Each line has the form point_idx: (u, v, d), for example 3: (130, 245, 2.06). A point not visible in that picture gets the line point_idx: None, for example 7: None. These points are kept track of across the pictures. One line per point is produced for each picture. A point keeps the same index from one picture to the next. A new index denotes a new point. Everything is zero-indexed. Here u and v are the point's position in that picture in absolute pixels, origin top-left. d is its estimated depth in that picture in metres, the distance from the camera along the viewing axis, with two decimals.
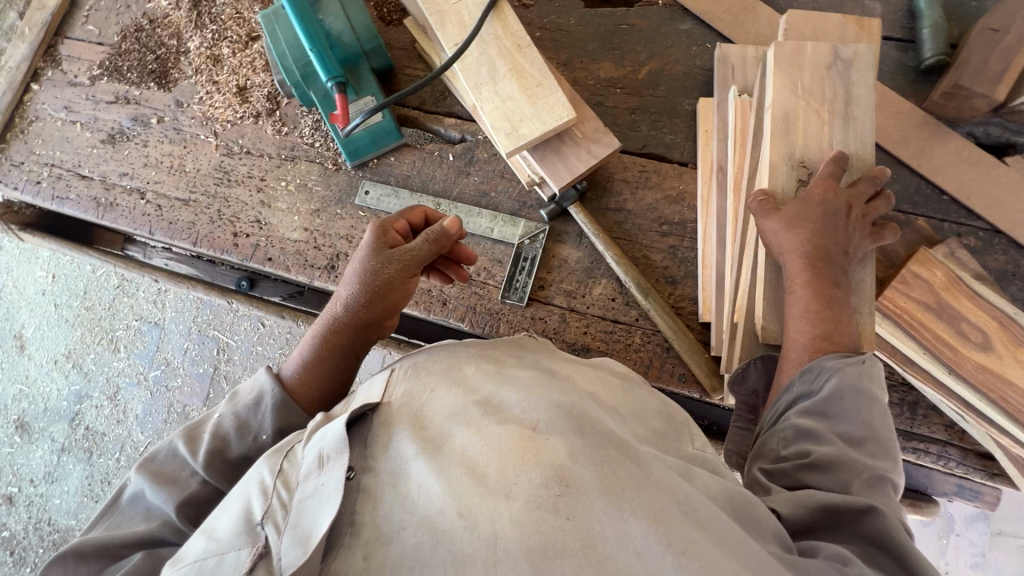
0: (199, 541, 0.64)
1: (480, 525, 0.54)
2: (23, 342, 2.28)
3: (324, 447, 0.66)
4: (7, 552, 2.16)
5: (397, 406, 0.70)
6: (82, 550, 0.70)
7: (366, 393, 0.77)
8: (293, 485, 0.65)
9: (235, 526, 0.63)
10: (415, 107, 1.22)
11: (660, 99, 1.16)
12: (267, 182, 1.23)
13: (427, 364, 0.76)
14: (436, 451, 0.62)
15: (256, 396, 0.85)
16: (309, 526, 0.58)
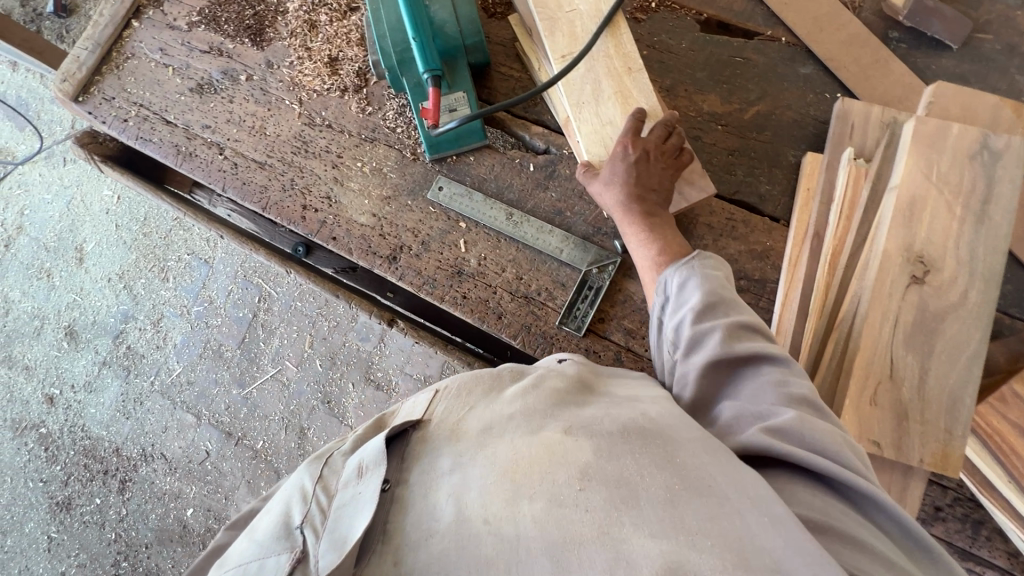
0: (241, 546, 0.64)
1: (504, 528, 0.54)
2: (82, 255, 2.38)
3: (364, 459, 0.67)
4: (41, 448, 2.29)
5: (435, 422, 0.72)
6: None
7: (407, 410, 0.78)
8: (332, 492, 0.66)
9: (274, 530, 0.62)
10: (504, 109, 1.18)
11: (763, 144, 1.09)
12: (344, 159, 1.22)
13: (477, 384, 0.76)
14: (470, 467, 0.63)
15: None
16: (346, 530, 0.58)
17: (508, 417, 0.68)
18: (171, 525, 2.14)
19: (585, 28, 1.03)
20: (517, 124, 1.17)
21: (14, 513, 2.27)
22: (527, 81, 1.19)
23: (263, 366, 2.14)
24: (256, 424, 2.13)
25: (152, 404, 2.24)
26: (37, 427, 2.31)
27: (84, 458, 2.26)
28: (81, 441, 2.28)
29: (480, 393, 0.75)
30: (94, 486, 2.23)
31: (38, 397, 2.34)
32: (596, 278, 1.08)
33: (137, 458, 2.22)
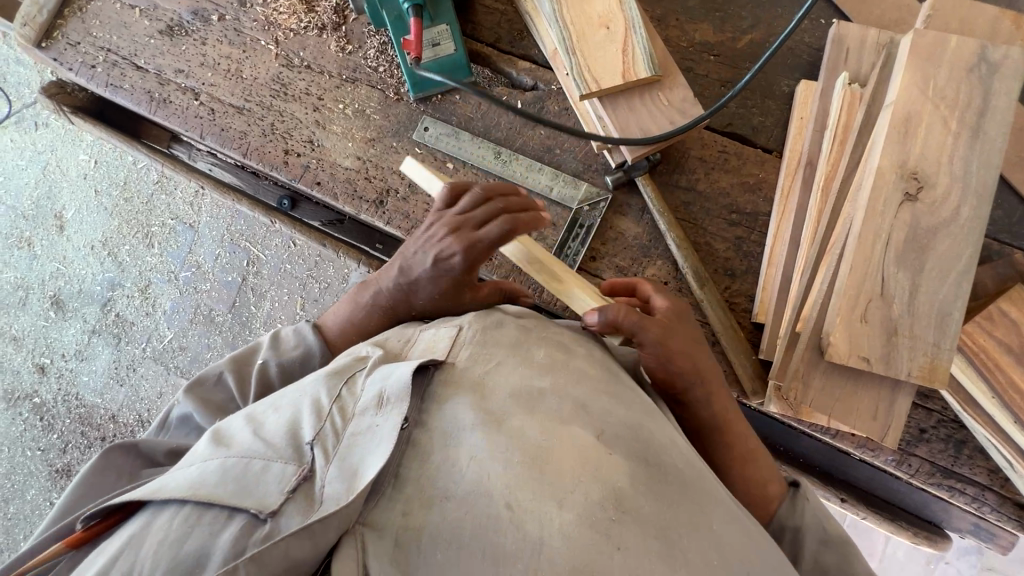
0: (244, 432, 0.63)
1: (528, 525, 0.54)
2: (62, 222, 2.32)
3: (387, 388, 0.63)
4: (37, 417, 2.29)
5: (461, 371, 0.70)
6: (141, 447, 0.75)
7: (428, 343, 0.76)
8: (349, 414, 0.63)
9: (284, 433, 0.62)
10: (490, 45, 1.14)
11: (756, 74, 1.06)
12: (325, 102, 1.18)
13: (498, 336, 0.76)
14: (495, 430, 0.62)
15: (303, 353, 0.89)
16: (357, 463, 0.57)
17: (538, 392, 0.67)
18: None
19: None
20: (503, 60, 1.12)
21: (14, 481, 2.28)
22: (513, 14, 1.14)
23: (255, 330, 2.13)
24: None
25: (145, 370, 2.23)
26: (30, 397, 2.30)
27: (80, 426, 2.26)
28: (76, 409, 2.27)
29: (507, 350, 0.74)
30: (93, 452, 2.24)
31: (29, 367, 2.32)
32: (586, 215, 1.07)
33: (134, 424, 2.22)
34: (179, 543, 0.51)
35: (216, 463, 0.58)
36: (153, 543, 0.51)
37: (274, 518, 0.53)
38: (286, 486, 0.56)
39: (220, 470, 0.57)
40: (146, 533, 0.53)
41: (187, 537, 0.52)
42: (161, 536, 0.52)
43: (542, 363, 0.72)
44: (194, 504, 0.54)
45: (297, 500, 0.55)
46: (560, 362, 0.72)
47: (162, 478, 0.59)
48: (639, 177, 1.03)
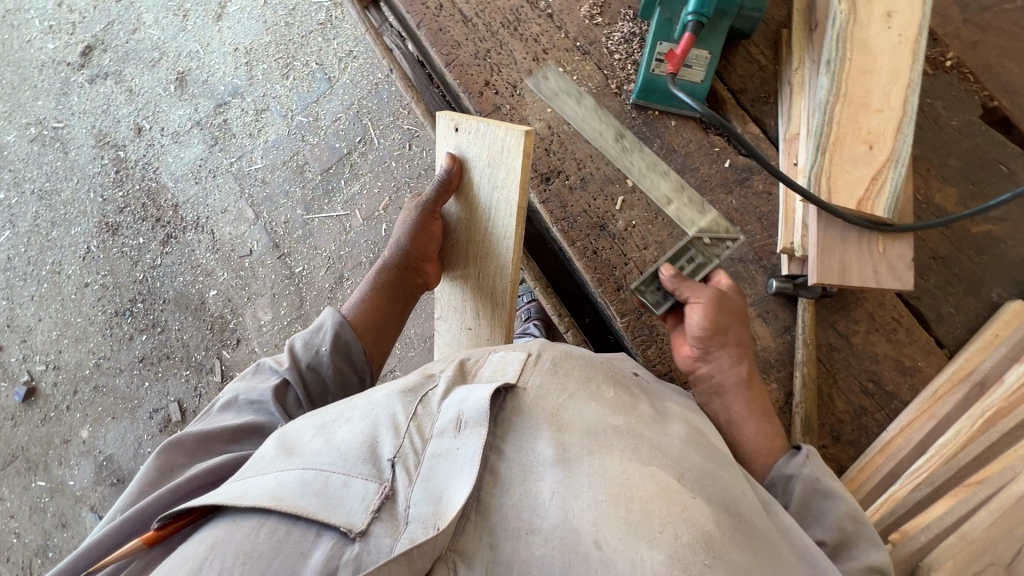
0: (315, 442, 0.68)
1: (619, 565, 0.55)
2: (222, 14, 2.37)
3: (464, 412, 0.67)
4: (113, 168, 2.32)
5: (531, 396, 0.71)
6: (181, 439, 0.79)
7: (496, 364, 0.78)
8: (426, 435, 0.67)
9: (360, 447, 0.66)
10: (731, 91, 1.07)
11: (972, 266, 0.98)
12: (547, 58, 1.13)
13: (570, 366, 0.76)
14: (576, 467, 0.63)
15: (319, 322, 0.98)
16: (441, 486, 0.62)
17: (613, 428, 0.68)
18: (192, 296, 2.15)
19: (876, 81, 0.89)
20: (736, 113, 1.06)
21: (67, 211, 2.32)
22: (771, 75, 1.07)
23: (333, 204, 2.13)
24: (303, 250, 2.12)
25: (222, 182, 2.24)
26: (116, 149, 2.34)
27: (144, 198, 2.28)
28: (148, 182, 2.29)
29: (580, 380, 0.74)
30: (142, 227, 2.25)
31: (128, 123, 2.35)
32: (699, 250, 0.96)
33: (189, 223, 2.23)
34: (265, 556, 0.55)
35: (295, 474, 0.63)
36: (236, 551, 0.56)
37: (362, 539, 0.57)
38: (370, 505, 0.60)
39: (301, 482, 0.62)
40: (231, 537, 0.57)
41: (276, 550, 0.56)
42: (247, 544, 0.56)
43: (615, 401, 0.73)
44: (279, 516, 0.58)
45: (383, 520, 0.59)
46: (629, 404, 0.73)
47: (238, 484, 0.63)
48: (805, 299, 0.98)
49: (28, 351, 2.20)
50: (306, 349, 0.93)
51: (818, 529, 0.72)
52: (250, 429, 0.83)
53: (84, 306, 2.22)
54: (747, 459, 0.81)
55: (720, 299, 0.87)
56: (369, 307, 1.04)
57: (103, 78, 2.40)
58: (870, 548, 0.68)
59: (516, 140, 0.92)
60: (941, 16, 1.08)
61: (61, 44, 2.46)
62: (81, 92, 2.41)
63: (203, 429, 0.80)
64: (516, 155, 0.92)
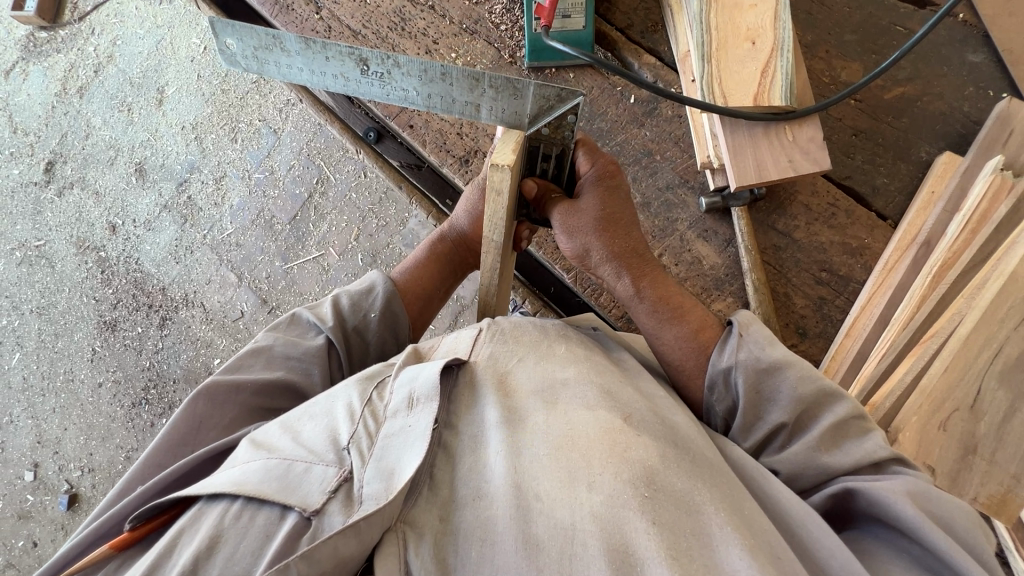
0: (279, 436, 0.61)
1: (559, 513, 0.51)
2: (162, 98, 2.41)
3: (417, 387, 0.61)
4: (98, 269, 2.40)
5: (482, 366, 0.67)
6: (212, 392, 0.74)
7: (450, 343, 0.73)
8: (380, 417, 0.61)
9: (321, 436, 0.60)
10: (619, 30, 1.08)
11: (896, 132, 0.97)
12: (439, 47, 1.16)
13: (520, 333, 0.72)
14: (520, 427, 0.59)
15: (368, 284, 0.90)
16: (394, 462, 0.56)
17: (561, 382, 0.64)
18: (198, 369, 2.21)
19: None
20: (628, 49, 1.07)
21: (66, 320, 2.40)
22: (653, 4, 1.08)
23: (308, 248, 2.16)
24: (290, 299, 2.16)
25: (201, 256, 2.30)
26: (98, 250, 2.42)
27: (133, 289, 2.35)
28: (133, 273, 2.36)
29: (530, 344, 0.70)
30: (137, 316, 2.32)
31: (102, 223, 2.43)
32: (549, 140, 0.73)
33: (179, 302, 2.29)
34: (231, 542, 0.50)
35: (258, 465, 0.57)
36: (198, 541, 0.50)
37: (318, 518, 0.52)
38: (328, 487, 0.54)
39: (263, 470, 0.56)
40: (196, 527, 0.52)
41: (241, 536, 0.51)
42: (212, 531, 0.51)
43: (567, 355, 0.68)
44: (244, 500, 0.53)
45: (339, 499, 0.53)
46: (583, 356, 0.68)
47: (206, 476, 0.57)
48: (736, 207, 0.98)
49: (62, 461, 2.27)
50: (356, 312, 0.86)
51: (774, 413, 0.65)
52: (283, 385, 0.78)
53: (103, 405, 2.30)
54: (679, 368, 0.76)
55: (568, 219, 0.81)
56: (419, 271, 0.98)
57: (70, 188, 2.49)
58: (830, 405, 0.63)
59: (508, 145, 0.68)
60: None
61: (24, 167, 2.56)
62: (53, 206, 2.50)
63: (236, 379, 0.76)
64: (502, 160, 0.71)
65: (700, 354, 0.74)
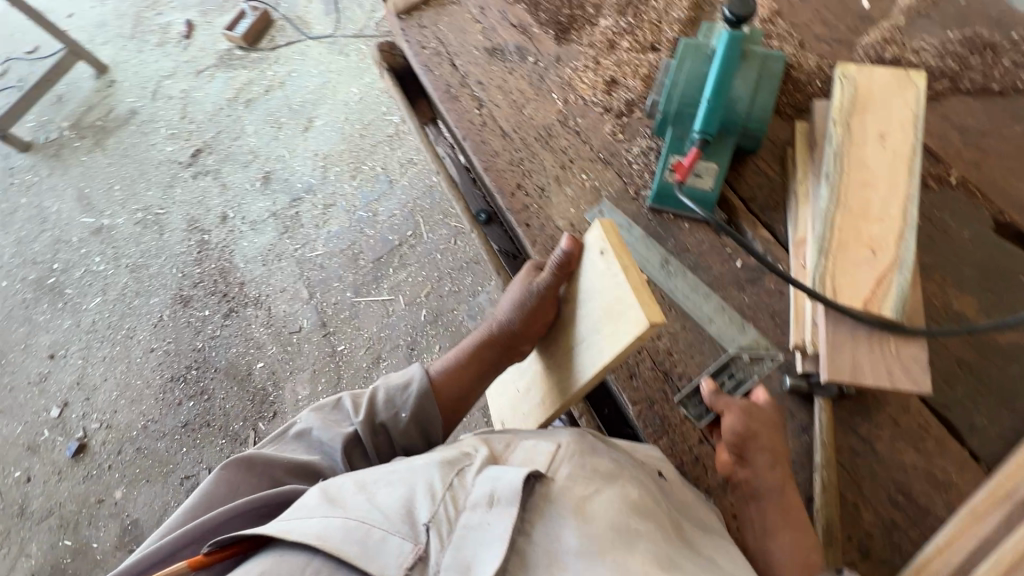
0: (358, 497, 0.69)
1: None
2: (310, 126, 2.93)
3: (496, 490, 0.66)
4: (196, 249, 2.77)
5: (559, 487, 0.68)
6: (253, 460, 0.85)
7: (527, 450, 0.75)
8: (460, 505, 0.66)
9: (399, 510, 0.67)
10: (742, 198, 1.16)
11: (1003, 376, 0.95)
12: (573, 165, 1.29)
13: (596, 462, 0.72)
14: (594, 559, 0.62)
15: (404, 380, 0.97)
16: (470, 557, 0.62)
17: (634, 527, 0.65)
18: (241, 366, 2.46)
19: (876, 195, 0.96)
20: (746, 218, 1.14)
21: (150, 283, 2.74)
22: (780, 185, 1.15)
23: (380, 289, 2.46)
24: (347, 329, 2.42)
25: (285, 266, 2.61)
26: (202, 233, 2.80)
27: (217, 276, 2.67)
28: (222, 262, 2.70)
29: (606, 477, 0.70)
30: (209, 300, 2.63)
31: (216, 212, 2.83)
32: (743, 366, 1.01)
33: (250, 300, 2.58)
34: None
35: (338, 524, 0.65)
36: None
37: None
38: (404, 561, 0.62)
39: (344, 530, 0.64)
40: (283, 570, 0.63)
41: None
42: None
43: (639, 501, 0.69)
44: (324, 558, 0.64)
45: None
46: (652, 508, 0.69)
47: (286, 523, 0.67)
48: (821, 398, 0.96)
49: (88, 410, 2.53)
50: (387, 407, 0.93)
51: None
52: (314, 469, 0.87)
53: (146, 370, 2.55)
54: None
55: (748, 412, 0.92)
56: (460, 367, 1.03)
57: (203, 175, 2.96)
58: None
59: (643, 305, 0.77)
60: (957, 126, 1.12)
61: (177, 147, 3.10)
62: (184, 184, 2.96)
63: (273, 456, 0.86)
64: (632, 308, 0.79)
65: (801, 574, 0.84)
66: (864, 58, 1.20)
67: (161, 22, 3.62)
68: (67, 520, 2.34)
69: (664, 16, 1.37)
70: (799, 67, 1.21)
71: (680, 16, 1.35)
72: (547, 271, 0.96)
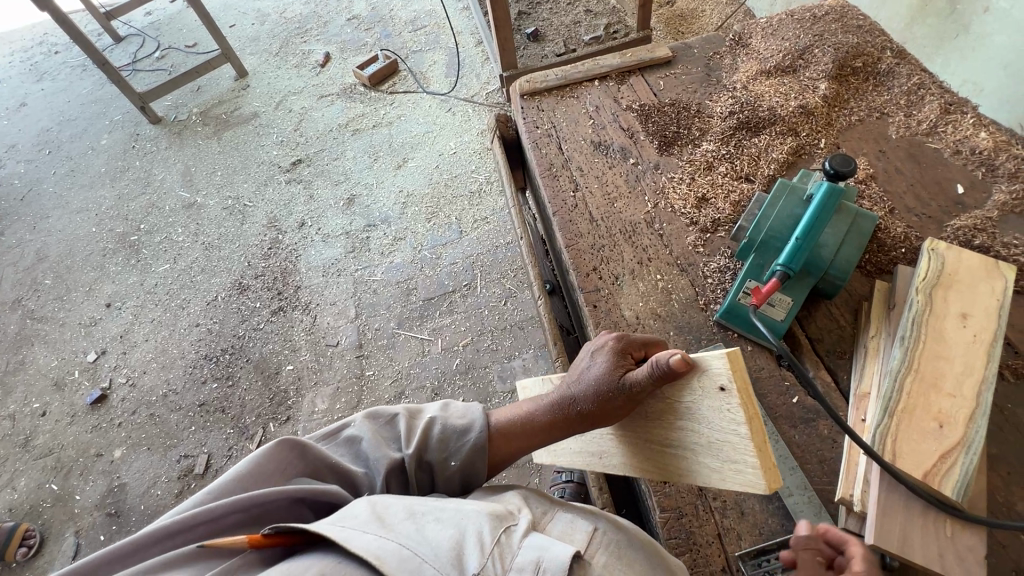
0: (409, 525, 0.74)
1: None
2: (402, 165, 3.18)
3: (545, 560, 0.71)
4: (268, 245, 2.95)
5: (597, 574, 0.73)
6: (304, 450, 0.88)
7: (566, 526, 0.81)
8: (506, 564, 0.71)
9: (447, 549, 0.71)
10: (809, 338, 1.18)
11: None
12: (650, 264, 1.35)
13: (632, 561, 0.77)
14: None
15: (465, 425, 0.99)
16: None
17: None
18: (271, 363, 2.53)
19: (952, 370, 0.97)
20: (811, 357, 1.15)
21: (217, 264, 2.93)
22: (849, 335, 1.17)
23: (422, 328, 2.53)
24: (380, 356, 2.48)
25: (342, 282, 2.75)
26: (279, 233, 3.00)
27: (279, 275, 2.83)
28: (287, 263, 2.87)
29: None
30: (264, 294, 2.77)
31: (297, 218, 3.05)
32: None
33: (300, 304, 2.71)
34: None
35: (391, 546, 0.70)
36: None
37: None
38: None
39: (397, 555, 0.69)
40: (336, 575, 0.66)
41: None
42: None
43: None
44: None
45: None
46: None
47: (340, 529, 0.71)
48: None
49: (120, 364, 2.63)
50: (439, 448, 0.95)
51: None
52: (354, 480, 0.91)
53: (185, 342, 2.66)
54: None
55: None
56: (522, 426, 1.04)
57: (297, 183, 3.22)
58: None
59: (767, 472, 0.77)
60: None
61: (282, 154, 3.40)
62: (277, 187, 3.23)
63: (321, 452, 0.90)
64: (750, 463, 0.78)
65: None
66: (952, 238, 1.24)
67: (305, 49, 4.11)
68: (62, 464, 2.37)
69: (763, 153, 1.47)
70: (886, 231, 1.27)
71: (779, 156, 1.45)
72: (645, 370, 0.90)
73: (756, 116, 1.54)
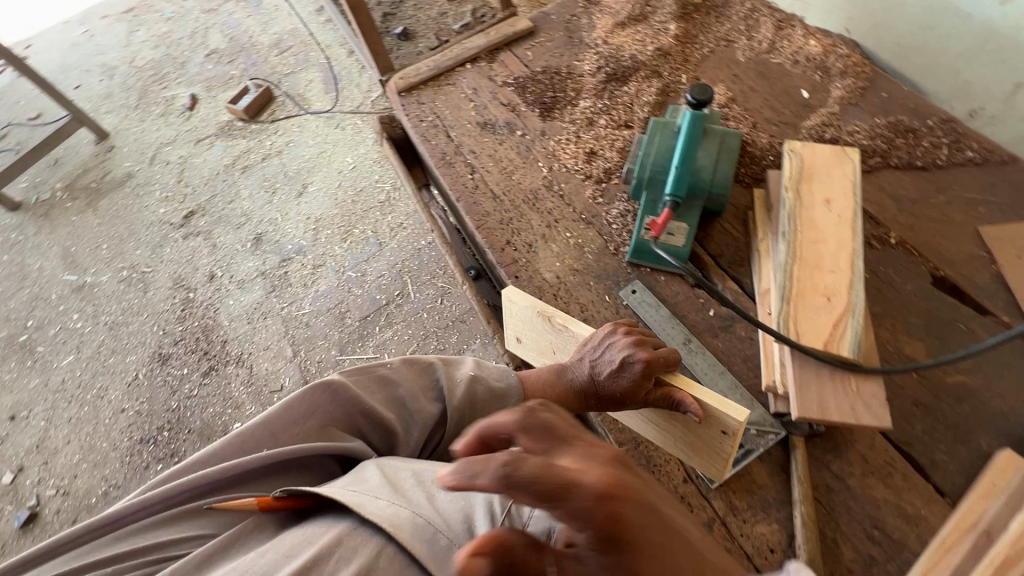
0: (423, 498, 0.84)
1: None
2: (303, 191, 3.07)
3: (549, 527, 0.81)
4: (180, 307, 2.77)
5: None
6: (339, 390, 0.96)
7: None
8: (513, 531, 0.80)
9: (462, 524, 0.81)
10: (711, 255, 1.28)
11: (956, 414, 1.03)
12: (558, 225, 1.40)
13: None
14: None
15: (505, 392, 1.09)
16: None
17: None
18: (216, 427, 2.39)
19: (827, 249, 1.09)
20: (716, 272, 1.25)
21: (128, 342, 2.71)
22: (744, 243, 1.28)
23: (365, 348, 2.48)
24: None
25: (270, 323, 2.63)
26: (189, 292, 2.81)
27: (199, 334, 2.66)
28: (206, 320, 2.70)
29: None
30: (189, 358, 2.60)
31: (204, 271, 2.87)
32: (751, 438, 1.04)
33: (231, 358, 2.57)
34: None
35: (408, 515, 0.79)
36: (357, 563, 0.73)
37: None
38: None
39: (411, 523, 0.78)
40: (356, 546, 0.75)
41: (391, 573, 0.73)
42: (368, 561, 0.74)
43: None
44: (395, 546, 0.76)
45: None
46: None
47: (358, 497, 0.81)
48: (794, 437, 1.03)
49: (45, 475, 2.39)
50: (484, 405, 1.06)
51: None
52: (393, 426, 1.00)
53: (113, 431, 2.46)
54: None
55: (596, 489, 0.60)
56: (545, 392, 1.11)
57: (194, 236, 3.03)
58: None
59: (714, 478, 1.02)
60: (892, 195, 1.28)
61: (170, 210, 3.18)
62: (174, 245, 3.02)
63: (357, 394, 0.98)
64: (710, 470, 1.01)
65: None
66: (808, 137, 1.39)
67: (167, 95, 3.84)
68: None
69: (635, 99, 1.56)
70: (754, 144, 1.39)
71: (649, 99, 1.54)
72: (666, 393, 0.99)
73: (621, 67, 1.63)
